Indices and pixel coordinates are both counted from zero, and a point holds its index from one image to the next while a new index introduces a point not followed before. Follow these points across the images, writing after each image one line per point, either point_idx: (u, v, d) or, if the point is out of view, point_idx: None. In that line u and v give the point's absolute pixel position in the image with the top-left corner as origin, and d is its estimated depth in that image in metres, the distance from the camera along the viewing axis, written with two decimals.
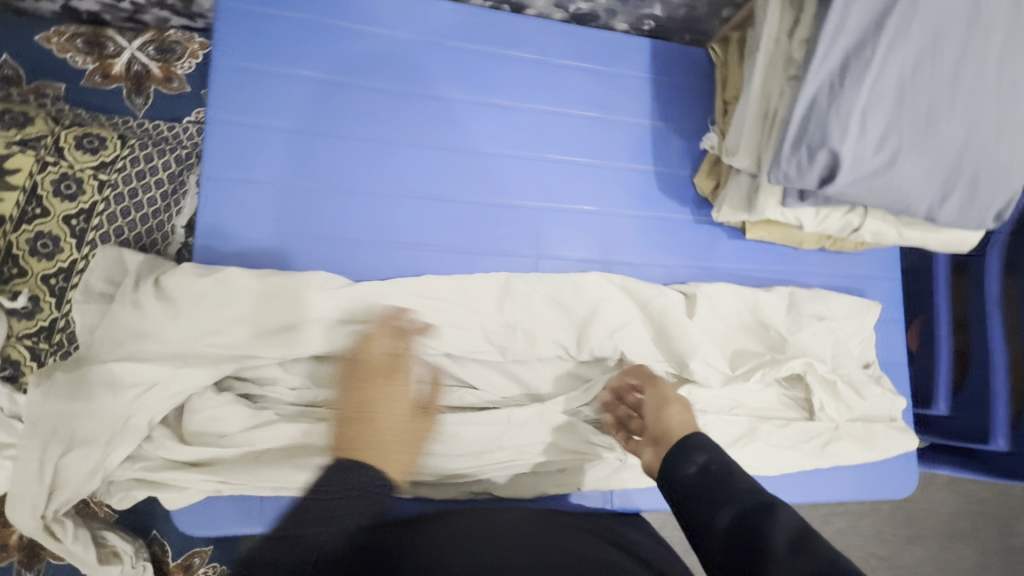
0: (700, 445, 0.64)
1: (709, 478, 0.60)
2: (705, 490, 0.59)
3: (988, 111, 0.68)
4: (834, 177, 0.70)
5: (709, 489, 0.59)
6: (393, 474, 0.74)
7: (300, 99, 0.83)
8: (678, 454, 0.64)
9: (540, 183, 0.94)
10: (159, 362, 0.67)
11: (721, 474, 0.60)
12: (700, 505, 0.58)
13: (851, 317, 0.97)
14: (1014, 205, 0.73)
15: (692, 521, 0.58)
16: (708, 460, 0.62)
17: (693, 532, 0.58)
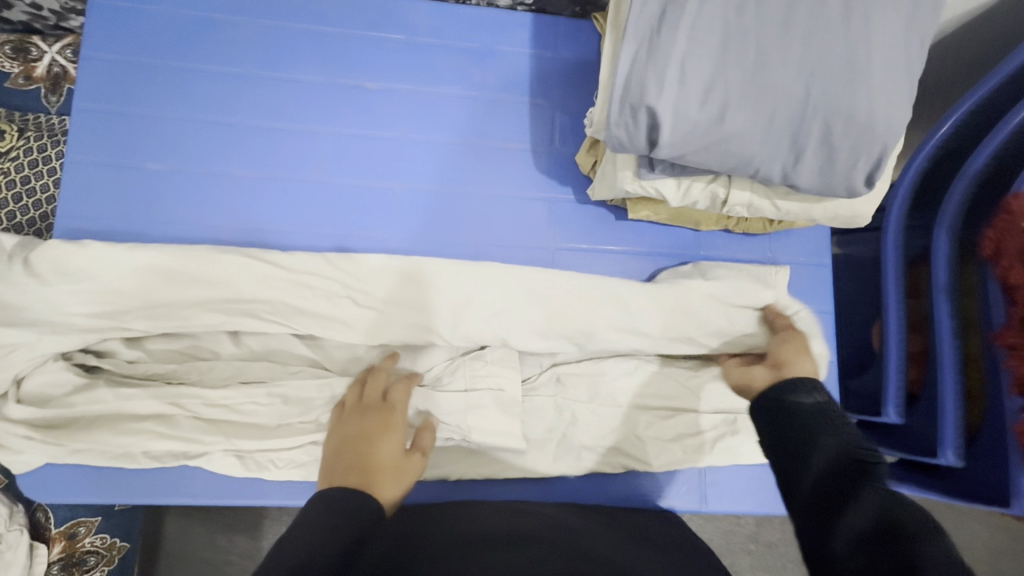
0: (806, 392, 0.65)
1: (815, 421, 0.60)
2: (802, 431, 0.60)
3: (831, 55, 0.60)
4: (660, 138, 0.63)
5: (817, 418, 0.60)
6: (221, 449, 0.75)
7: (163, 86, 0.86)
8: (797, 385, 0.66)
9: (409, 163, 0.91)
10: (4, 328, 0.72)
11: (832, 421, 0.59)
12: (804, 427, 0.60)
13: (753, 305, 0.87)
14: (886, 164, 0.62)
15: (794, 437, 0.59)
16: (812, 407, 0.62)
17: (788, 447, 0.59)
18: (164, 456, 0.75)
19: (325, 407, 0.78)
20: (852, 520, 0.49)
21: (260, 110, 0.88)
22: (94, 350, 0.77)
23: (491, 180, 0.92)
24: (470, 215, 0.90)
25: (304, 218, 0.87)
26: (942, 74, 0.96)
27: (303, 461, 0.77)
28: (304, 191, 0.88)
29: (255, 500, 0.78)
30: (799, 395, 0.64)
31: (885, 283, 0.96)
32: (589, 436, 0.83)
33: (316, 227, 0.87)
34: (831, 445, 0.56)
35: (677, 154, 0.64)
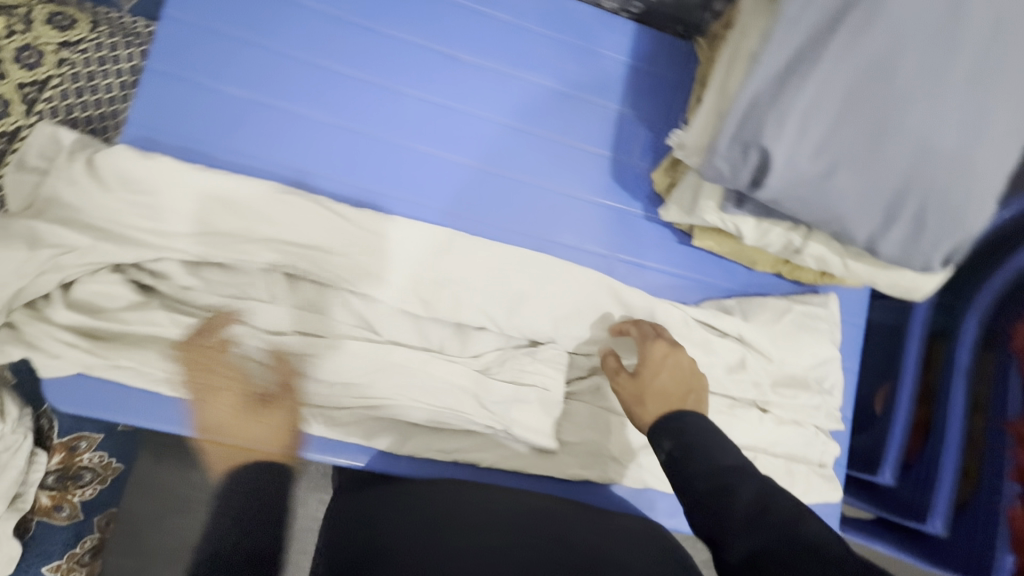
0: (674, 420, 0.66)
1: (692, 443, 0.63)
2: (677, 472, 0.62)
3: (947, 136, 0.62)
4: (765, 180, 0.64)
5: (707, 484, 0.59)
6: (262, 392, 0.73)
7: (257, 12, 0.83)
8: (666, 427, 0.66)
9: (489, 145, 0.90)
10: (76, 230, 0.70)
11: (703, 444, 0.62)
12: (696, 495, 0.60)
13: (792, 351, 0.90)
14: (964, 250, 0.66)
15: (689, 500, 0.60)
16: (675, 444, 0.64)
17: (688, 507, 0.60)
18: (204, 389, 0.73)
19: (371, 371, 0.77)
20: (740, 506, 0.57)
21: (351, 60, 0.86)
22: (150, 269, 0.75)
23: (564, 179, 0.92)
24: (537, 210, 0.91)
25: (374, 178, 0.86)
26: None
27: (342, 420, 0.76)
28: (379, 151, 0.86)
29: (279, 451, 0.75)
30: (654, 449, 0.66)
31: (905, 354, 1.01)
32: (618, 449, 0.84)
33: (388, 189, 0.86)
34: (711, 462, 0.61)
35: (776, 198, 0.66)
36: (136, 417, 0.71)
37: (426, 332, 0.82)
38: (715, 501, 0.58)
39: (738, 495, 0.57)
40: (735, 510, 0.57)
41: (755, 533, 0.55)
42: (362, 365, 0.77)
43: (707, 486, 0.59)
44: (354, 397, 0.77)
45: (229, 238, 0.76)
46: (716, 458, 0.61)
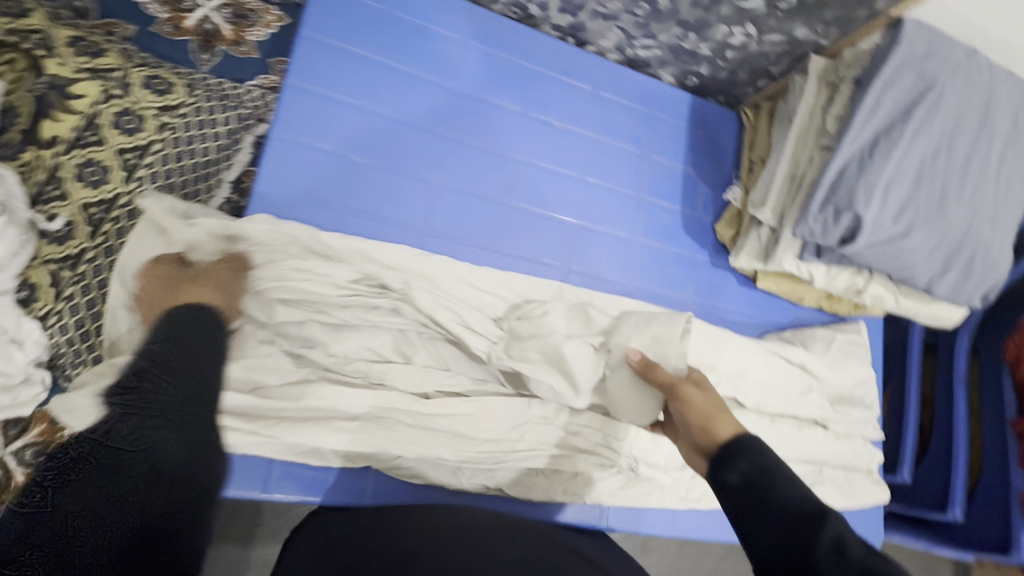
0: (735, 446, 0.55)
1: (742, 470, 0.53)
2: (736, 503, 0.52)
3: (986, 202, 0.79)
4: (855, 238, 0.78)
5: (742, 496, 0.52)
6: (407, 456, 0.73)
7: (368, 80, 0.86)
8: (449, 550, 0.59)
9: (578, 203, 0.97)
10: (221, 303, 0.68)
11: (769, 473, 0.52)
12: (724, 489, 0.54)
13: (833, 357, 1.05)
14: (998, 288, 0.82)
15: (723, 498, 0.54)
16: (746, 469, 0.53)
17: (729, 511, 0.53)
18: (356, 456, 0.72)
19: (511, 426, 0.76)
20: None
21: (457, 125, 0.91)
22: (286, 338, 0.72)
23: (647, 231, 1.01)
24: (626, 259, 0.99)
25: (488, 235, 0.90)
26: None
27: (483, 473, 0.77)
28: (489, 209, 0.91)
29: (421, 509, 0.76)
30: (726, 471, 0.55)
31: (909, 362, 1.23)
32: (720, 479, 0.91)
33: (495, 245, 0.91)
34: (774, 501, 0.50)
35: (860, 253, 0.80)
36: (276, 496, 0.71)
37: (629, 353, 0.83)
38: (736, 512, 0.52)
39: (812, 544, 0.45)
40: (814, 548, 0.45)
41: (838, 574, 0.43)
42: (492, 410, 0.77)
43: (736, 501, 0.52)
44: (495, 443, 0.75)
45: (359, 298, 0.74)
46: (777, 496, 0.50)
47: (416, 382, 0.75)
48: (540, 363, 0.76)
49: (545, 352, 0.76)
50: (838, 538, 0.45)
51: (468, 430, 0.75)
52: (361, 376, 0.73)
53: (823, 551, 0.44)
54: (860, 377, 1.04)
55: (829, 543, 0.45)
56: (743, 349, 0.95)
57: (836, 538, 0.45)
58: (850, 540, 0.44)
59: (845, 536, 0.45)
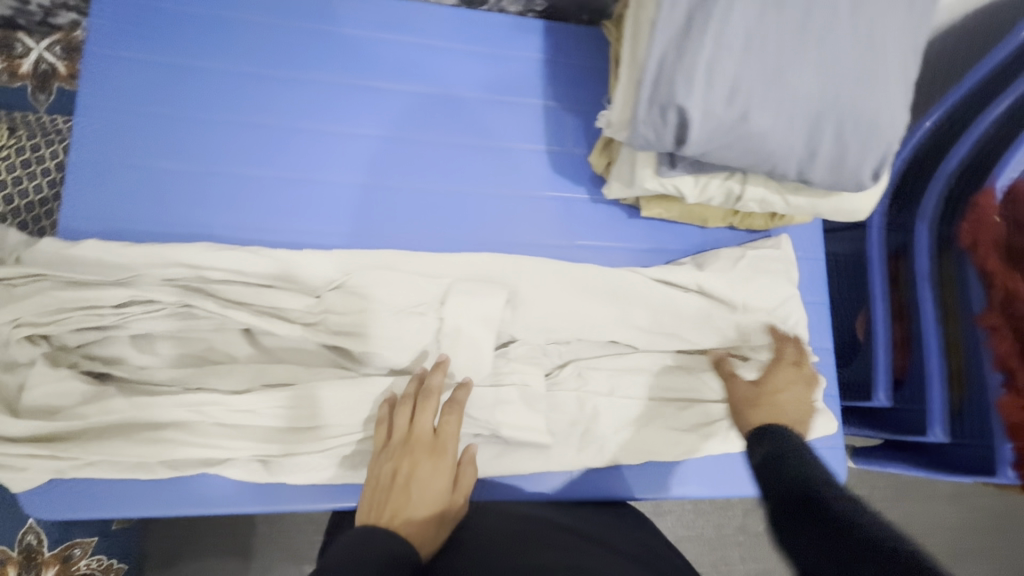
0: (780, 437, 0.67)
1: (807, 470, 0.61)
2: (771, 467, 0.63)
3: (844, 59, 0.64)
4: (688, 137, 0.67)
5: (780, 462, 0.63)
6: (239, 455, 0.72)
7: (167, 82, 0.83)
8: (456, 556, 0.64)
9: (422, 165, 0.90)
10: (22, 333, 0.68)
11: (778, 451, 0.64)
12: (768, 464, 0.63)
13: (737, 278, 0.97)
14: (888, 161, 0.68)
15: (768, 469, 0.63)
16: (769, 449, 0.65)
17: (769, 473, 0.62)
18: (183, 464, 0.71)
19: (349, 408, 0.75)
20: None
21: (270, 108, 0.86)
22: (103, 357, 0.73)
23: (508, 180, 0.93)
24: (485, 215, 0.91)
25: (320, 218, 0.86)
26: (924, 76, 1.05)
27: (327, 463, 0.74)
28: (321, 190, 0.86)
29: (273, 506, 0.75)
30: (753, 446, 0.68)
31: (871, 271, 1.05)
32: (615, 431, 0.84)
33: (331, 226, 0.86)
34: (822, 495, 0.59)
35: (702, 153, 0.68)
36: (125, 510, 0.72)
37: (475, 311, 0.81)
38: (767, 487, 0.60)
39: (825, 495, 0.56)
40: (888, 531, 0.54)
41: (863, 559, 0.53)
42: (329, 391, 0.74)
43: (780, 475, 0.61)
44: (332, 426, 0.74)
45: (166, 307, 0.73)
46: (801, 468, 0.60)
47: (246, 376, 0.75)
48: (367, 333, 0.79)
49: (373, 324, 0.79)
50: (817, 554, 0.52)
51: (294, 420, 0.73)
52: (191, 380, 0.74)
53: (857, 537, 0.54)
54: (780, 297, 0.92)
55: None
56: (625, 287, 0.88)
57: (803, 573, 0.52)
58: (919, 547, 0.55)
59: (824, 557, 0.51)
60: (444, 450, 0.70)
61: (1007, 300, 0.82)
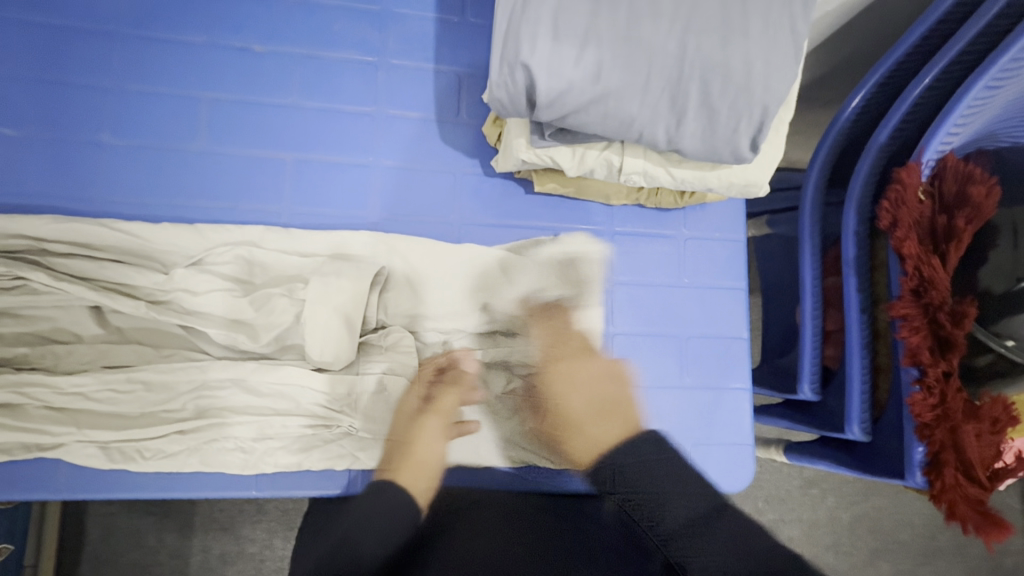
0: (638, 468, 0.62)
1: (637, 490, 0.59)
2: (613, 491, 0.62)
3: (707, 11, 0.57)
4: (537, 100, 0.59)
5: (615, 494, 0.62)
6: (72, 441, 0.68)
7: (14, 43, 0.78)
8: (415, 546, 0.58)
9: (296, 133, 0.83)
10: None
11: (623, 477, 0.61)
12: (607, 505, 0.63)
13: (647, 260, 0.89)
14: (768, 127, 0.60)
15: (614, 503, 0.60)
16: (612, 469, 0.63)
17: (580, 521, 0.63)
18: (14, 449, 0.67)
19: (193, 392, 0.70)
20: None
21: (127, 71, 0.80)
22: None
23: (391, 151, 0.85)
24: (366, 188, 0.84)
25: (177, 190, 0.79)
26: (863, 37, 0.95)
27: (170, 451, 0.70)
28: (182, 160, 0.80)
29: (121, 492, 0.71)
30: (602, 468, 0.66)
31: (802, 260, 0.97)
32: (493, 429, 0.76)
33: (191, 198, 0.79)
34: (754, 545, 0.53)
35: (557, 119, 0.60)
36: None
37: (333, 295, 0.74)
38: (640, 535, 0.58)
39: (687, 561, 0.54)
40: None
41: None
42: (173, 374, 0.70)
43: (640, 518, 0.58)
44: (173, 411, 0.70)
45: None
46: (658, 510, 0.57)
47: (89, 357, 0.71)
48: (221, 313, 0.74)
49: (226, 304, 0.74)
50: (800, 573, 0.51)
51: (133, 404, 0.69)
52: (27, 360, 0.70)
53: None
54: None
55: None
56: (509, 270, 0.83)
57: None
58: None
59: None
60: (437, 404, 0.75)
61: (921, 289, 0.74)
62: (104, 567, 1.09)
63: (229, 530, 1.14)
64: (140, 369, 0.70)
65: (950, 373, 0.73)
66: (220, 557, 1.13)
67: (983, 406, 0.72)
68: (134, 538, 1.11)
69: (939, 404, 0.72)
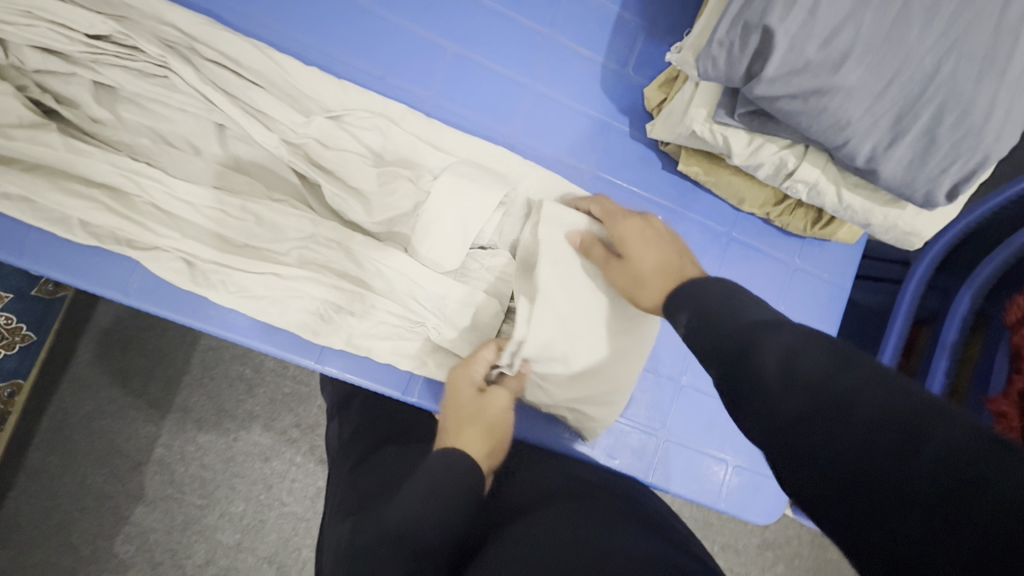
0: (692, 292, 0.50)
1: (718, 308, 0.46)
2: (695, 339, 0.46)
3: (973, 39, 0.54)
4: (762, 71, 0.56)
5: (701, 336, 0.45)
6: (165, 247, 0.66)
7: None
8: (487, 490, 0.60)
9: (464, 26, 0.79)
10: None
11: (716, 308, 0.46)
12: (704, 346, 0.45)
13: (752, 275, 0.87)
14: (975, 177, 0.58)
15: (703, 345, 0.45)
16: (693, 313, 0.48)
17: (703, 356, 0.45)
18: (103, 235, 0.65)
19: (299, 244, 0.69)
20: (868, 405, 0.34)
21: None
22: (71, 102, 0.65)
23: (550, 79, 0.82)
24: (512, 106, 0.81)
25: (332, 39, 0.76)
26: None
27: (254, 292, 0.68)
28: (346, 12, 0.76)
29: (189, 318, 0.68)
30: (673, 319, 0.50)
31: (889, 332, 0.96)
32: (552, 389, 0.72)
33: (344, 53, 0.76)
34: (731, 320, 0.44)
35: (770, 98, 0.58)
36: (19, 258, 0.64)
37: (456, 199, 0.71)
38: (738, 367, 0.41)
39: (801, 367, 0.38)
40: (765, 369, 0.39)
41: (783, 440, 0.37)
42: (283, 220, 0.68)
43: (727, 339, 0.43)
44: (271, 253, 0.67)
45: (142, 62, 0.66)
46: (735, 317, 0.44)
47: (199, 172, 0.68)
48: (342, 176, 0.71)
49: (350, 169, 0.71)
50: (793, 345, 0.39)
51: (236, 232, 0.67)
52: (139, 154, 0.67)
53: (759, 366, 0.39)
54: None
55: (776, 359, 0.39)
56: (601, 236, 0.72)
57: (787, 351, 0.39)
58: (806, 347, 0.39)
59: (796, 351, 0.39)
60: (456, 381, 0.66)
61: None
62: (93, 388, 1.06)
63: (213, 398, 1.10)
64: (251, 203, 0.67)
65: None
66: (198, 420, 1.09)
67: None
68: (122, 371, 1.08)
69: None
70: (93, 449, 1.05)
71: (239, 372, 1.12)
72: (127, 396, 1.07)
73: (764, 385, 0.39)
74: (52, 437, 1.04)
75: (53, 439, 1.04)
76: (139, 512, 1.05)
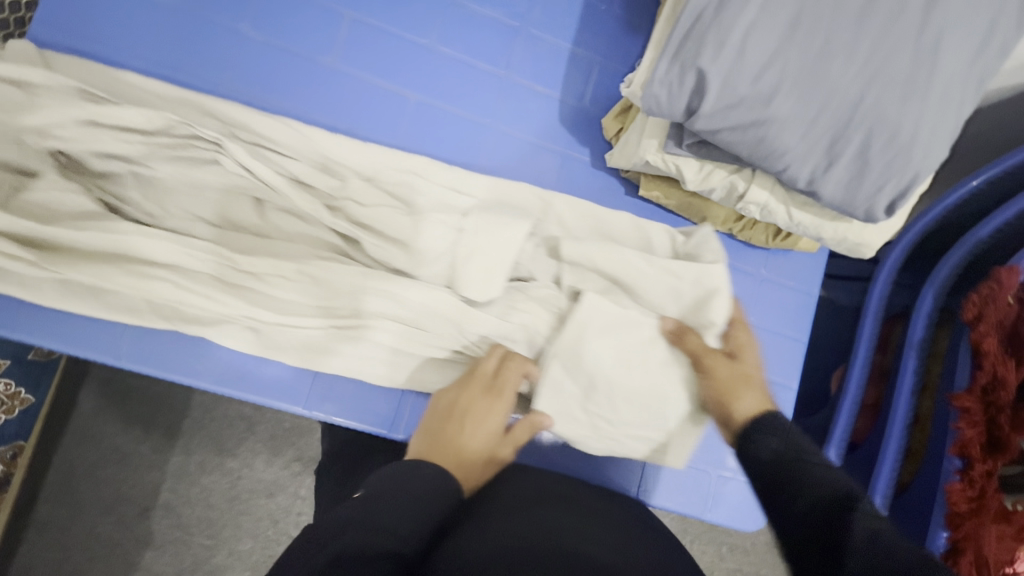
0: (774, 427, 0.60)
1: (803, 463, 0.54)
2: (777, 471, 0.55)
3: (893, 64, 0.58)
4: (701, 107, 0.59)
5: (779, 472, 0.54)
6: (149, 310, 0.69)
7: None
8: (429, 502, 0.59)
9: (423, 73, 0.83)
10: None
11: (801, 452, 0.56)
12: (784, 482, 0.53)
13: None
14: (911, 192, 0.61)
15: (783, 482, 0.54)
16: (784, 444, 0.57)
17: (780, 497, 0.53)
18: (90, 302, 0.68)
19: None
20: None
21: None
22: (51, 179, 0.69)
23: (510, 117, 0.86)
24: (475, 146, 0.84)
25: (297, 98, 0.79)
26: None
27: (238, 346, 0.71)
28: (309, 70, 0.80)
29: (177, 375, 0.71)
30: (757, 448, 0.59)
31: (861, 329, 0.99)
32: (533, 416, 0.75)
33: (309, 109, 0.80)
34: (810, 478, 0.53)
35: (710, 130, 0.61)
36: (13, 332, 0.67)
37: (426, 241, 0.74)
38: (822, 523, 0.49)
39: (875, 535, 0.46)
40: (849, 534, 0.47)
41: None
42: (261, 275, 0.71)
43: (816, 492, 0.51)
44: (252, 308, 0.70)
45: (116, 136, 0.69)
46: (820, 472, 0.53)
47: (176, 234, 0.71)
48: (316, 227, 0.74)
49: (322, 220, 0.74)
50: (870, 525, 0.47)
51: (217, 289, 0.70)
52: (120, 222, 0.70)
53: (843, 531, 0.47)
54: None
55: (860, 532, 0.46)
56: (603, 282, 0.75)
57: (867, 529, 0.47)
58: (884, 533, 0.46)
59: (876, 530, 0.47)
60: (501, 391, 0.67)
61: (990, 385, 0.76)
62: (95, 439, 1.09)
63: (214, 440, 1.13)
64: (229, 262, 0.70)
65: (991, 473, 0.75)
66: (200, 463, 1.12)
67: (1017, 513, 0.73)
68: (123, 421, 1.10)
69: (976, 499, 0.75)
70: (100, 499, 1.07)
71: (236, 414, 1.15)
72: (129, 445, 1.10)
73: (847, 550, 0.46)
74: (59, 492, 1.06)
75: (60, 492, 1.06)
76: (147, 557, 1.08)
